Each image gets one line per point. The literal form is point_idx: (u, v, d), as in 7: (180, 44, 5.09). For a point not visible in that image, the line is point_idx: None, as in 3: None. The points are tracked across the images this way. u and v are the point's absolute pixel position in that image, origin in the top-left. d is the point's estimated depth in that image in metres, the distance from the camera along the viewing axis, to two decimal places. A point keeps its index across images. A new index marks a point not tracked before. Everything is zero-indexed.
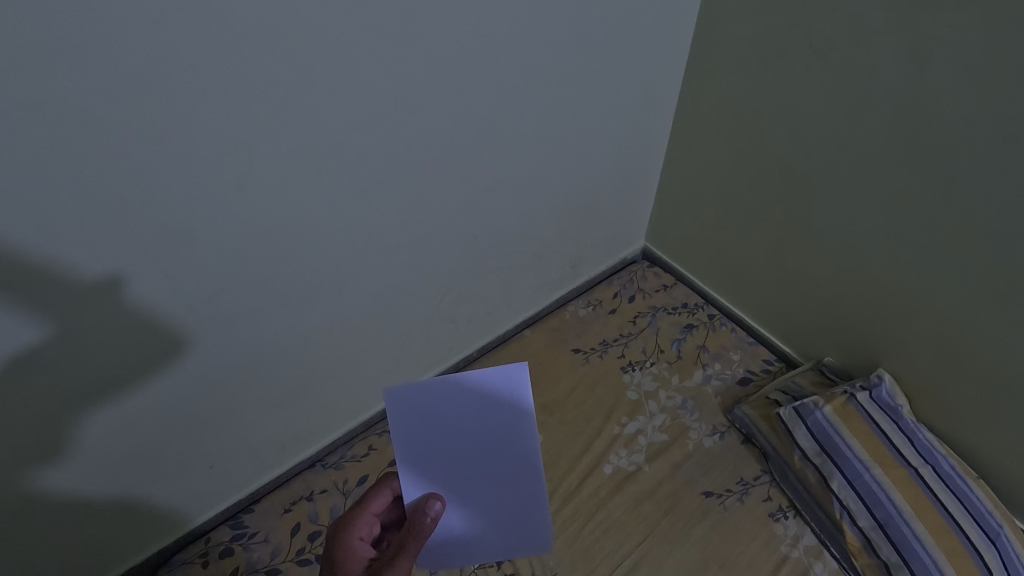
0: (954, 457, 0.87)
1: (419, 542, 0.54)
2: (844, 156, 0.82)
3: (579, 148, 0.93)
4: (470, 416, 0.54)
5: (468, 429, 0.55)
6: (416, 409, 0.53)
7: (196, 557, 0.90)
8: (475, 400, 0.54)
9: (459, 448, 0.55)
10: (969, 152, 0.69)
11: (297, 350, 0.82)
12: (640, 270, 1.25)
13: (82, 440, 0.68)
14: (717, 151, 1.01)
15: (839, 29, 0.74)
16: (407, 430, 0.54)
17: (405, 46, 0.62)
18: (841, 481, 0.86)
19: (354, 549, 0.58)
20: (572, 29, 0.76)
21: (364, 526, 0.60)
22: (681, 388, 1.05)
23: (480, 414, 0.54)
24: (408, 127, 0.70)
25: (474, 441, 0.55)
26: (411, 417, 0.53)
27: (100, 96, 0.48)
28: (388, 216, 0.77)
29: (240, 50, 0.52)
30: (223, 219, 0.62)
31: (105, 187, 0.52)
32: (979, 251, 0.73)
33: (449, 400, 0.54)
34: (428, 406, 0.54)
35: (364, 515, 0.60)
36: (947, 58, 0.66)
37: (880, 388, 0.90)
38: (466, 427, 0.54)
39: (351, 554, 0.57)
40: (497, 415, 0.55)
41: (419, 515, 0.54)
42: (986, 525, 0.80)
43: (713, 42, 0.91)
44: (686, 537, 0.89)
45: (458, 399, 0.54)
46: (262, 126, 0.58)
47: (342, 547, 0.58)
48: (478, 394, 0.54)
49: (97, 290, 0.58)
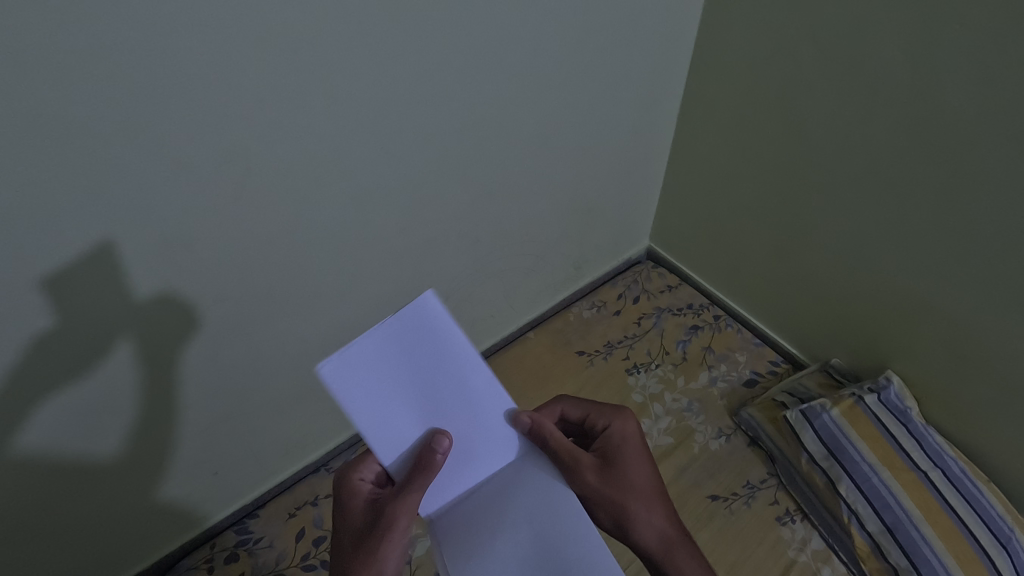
0: (964, 459, 0.86)
1: (423, 479, 0.47)
2: (851, 154, 0.80)
3: (582, 148, 0.92)
4: (449, 411, 0.48)
5: (390, 341, 0.44)
6: (443, 446, 0.47)
7: (202, 562, 0.89)
8: (414, 395, 0.46)
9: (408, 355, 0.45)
10: (978, 152, 0.67)
11: (299, 357, 0.82)
12: (645, 271, 1.24)
13: (84, 451, 0.68)
14: (722, 150, 0.99)
15: (844, 25, 0.73)
16: (425, 461, 0.47)
17: (402, 53, 0.62)
18: (850, 485, 0.85)
19: (356, 492, 0.54)
20: (573, 32, 0.75)
21: (370, 468, 0.55)
22: (686, 390, 1.04)
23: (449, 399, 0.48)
24: (406, 134, 0.69)
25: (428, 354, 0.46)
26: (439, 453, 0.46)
27: (96, 114, 0.48)
28: (388, 221, 0.76)
29: (235, 61, 0.52)
30: (223, 228, 0.62)
31: (103, 202, 0.52)
32: (989, 250, 0.72)
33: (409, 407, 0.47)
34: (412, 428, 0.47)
35: (370, 460, 0.55)
36: (958, 56, 0.64)
37: (889, 390, 0.89)
38: (420, 361, 0.46)
39: (355, 497, 0.53)
40: (440, 348, 0.46)
41: (427, 451, 0.47)
42: (997, 529, 0.79)
43: (717, 40, 0.90)
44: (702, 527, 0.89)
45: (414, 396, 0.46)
46: (259, 134, 0.57)
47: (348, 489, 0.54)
48: (418, 372, 0.46)
49: (99, 302, 0.58)
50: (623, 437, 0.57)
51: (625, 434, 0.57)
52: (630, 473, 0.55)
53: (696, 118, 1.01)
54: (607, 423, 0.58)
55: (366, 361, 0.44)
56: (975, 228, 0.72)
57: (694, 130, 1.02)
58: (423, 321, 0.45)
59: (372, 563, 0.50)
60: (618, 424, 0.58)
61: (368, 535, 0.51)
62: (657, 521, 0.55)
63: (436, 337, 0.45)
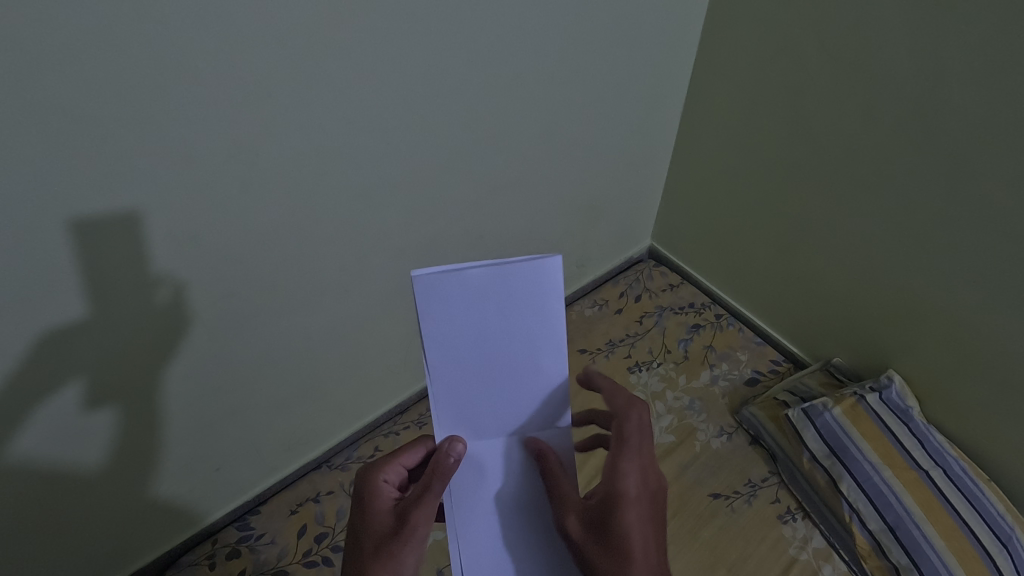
0: (965, 459, 0.86)
1: (442, 485, 0.49)
2: (854, 154, 0.80)
3: (586, 145, 0.92)
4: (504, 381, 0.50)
5: (491, 283, 0.46)
6: (456, 451, 0.50)
7: (202, 559, 0.89)
8: (480, 353, 0.48)
9: (492, 311, 0.47)
10: (981, 150, 0.67)
11: (302, 353, 0.82)
12: (647, 270, 1.24)
13: (86, 445, 0.68)
14: (724, 150, 1.00)
15: (849, 24, 0.73)
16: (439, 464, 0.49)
17: (409, 48, 0.62)
18: (851, 483, 0.85)
19: (379, 494, 0.53)
20: (579, 29, 0.75)
21: (392, 473, 0.55)
22: (687, 389, 1.04)
23: (501, 377, 0.49)
24: (413, 129, 0.69)
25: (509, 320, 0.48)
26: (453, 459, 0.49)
27: (102, 105, 0.47)
28: (392, 217, 0.76)
29: (244, 56, 0.52)
30: (227, 222, 0.61)
31: (110, 196, 0.52)
32: (991, 250, 0.72)
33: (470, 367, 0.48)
34: (462, 390, 0.49)
35: (394, 463, 0.55)
36: (962, 56, 0.64)
37: (891, 389, 0.89)
38: (499, 322, 0.47)
39: (377, 499, 0.52)
40: (518, 322, 0.48)
41: (441, 455, 0.49)
42: (998, 529, 0.79)
43: (721, 39, 0.90)
44: (701, 526, 0.89)
45: (479, 361, 0.48)
46: (266, 129, 0.57)
47: (369, 489, 0.53)
48: (489, 335, 0.48)
49: (103, 295, 0.58)
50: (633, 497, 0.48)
51: (631, 493, 0.48)
52: (625, 542, 0.47)
53: (699, 116, 1.01)
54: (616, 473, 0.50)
55: (458, 298, 0.46)
56: (977, 227, 0.72)
57: (696, 130, 1.03)
58: (518, 287, 0.47)
59: (390, 565, 0.49)
60: (625, 478, 0.48)
61: (393, 538, 0.49)
62: None
63: (525, 304, 0.48)
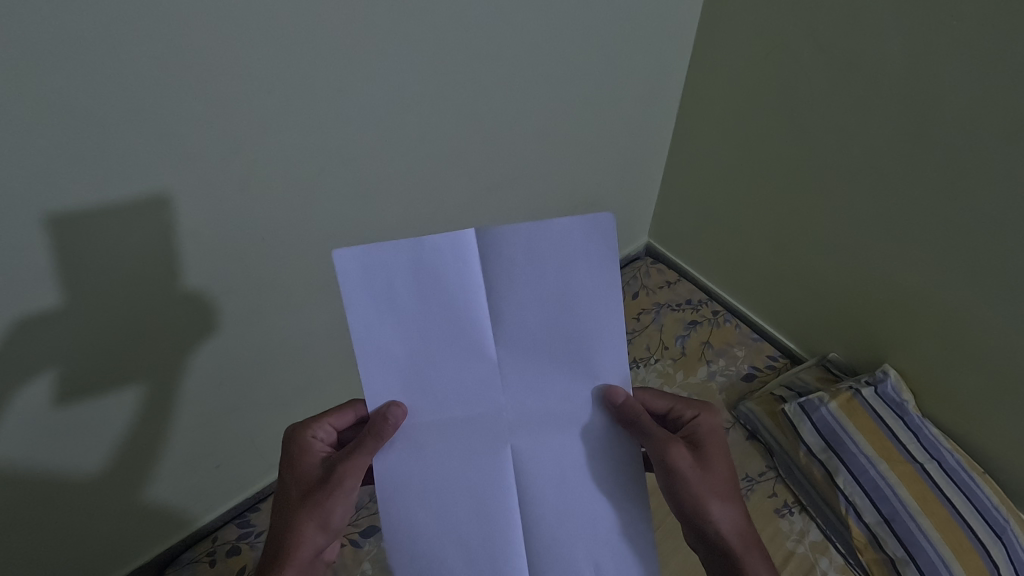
0: (959, 452, 0.87)
1: (371, 444, 0.45)
2: (847, 151, 0.81)
3: (584, 141, 0.93)
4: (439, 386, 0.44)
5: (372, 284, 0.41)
6: (397, 415, 0.44)
7: (202, 555, 0.89)
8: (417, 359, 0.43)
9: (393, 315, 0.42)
10: (972, 144, 0.68)
11: (302, 350, 0.83)
12: (645, 268, 1.26)
13: (86, 443, 0.68)
14: (720, 147, 1.00)
15: (842, 22, 0.74)
16: (375, 428, 0.44)
17: (408, 48, 0.63)
18: (847, 477, 0.86)
19: (308, 450, 0.52)
20: (576, 28, 0.76)
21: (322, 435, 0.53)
22: (685, 385, 1.05)
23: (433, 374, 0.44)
24: (412, 127, 0.70)
25: (507, 268, 0.43)
26: (620, 402, 0.45)
27: (104, 105, 0.48)
28: (390, 214, 0.77)
29: (241, 54, 0.52)
30: (227, 219, 0.62)
31: (111, 193, 0.53)
32: (983, 245, 0.73)
33: (558, 345, 0.44)
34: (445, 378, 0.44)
35: (325, 420, 0.53)
36: (955, 52, 0.65)
37: (886, 383, 0.90)
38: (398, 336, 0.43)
39: (305, 456, 0.51)
40: (378, 308, 0.42)
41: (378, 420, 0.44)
42: (992, 520, 0.80)
43: (715, 38, 0.91)
44: None
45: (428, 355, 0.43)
46: (265, 127, 0.58)
47: (296, 446, 0.52)
48: (396, 329, 0.42)
49: (106, 294, 0.58)
50: (711, 430, 0.52)
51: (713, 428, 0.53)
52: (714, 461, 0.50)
53: (695, 114, 1.02)
54: (696, 414, 0.53)
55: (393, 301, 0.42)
56: (969, 221, 0.72)
57: (693, 128, 1.03)
58: (357, 282, 0.41)
59: (317, 515, 0.49)
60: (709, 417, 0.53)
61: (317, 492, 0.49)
62: (738, 515, 0.50)
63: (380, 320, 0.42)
